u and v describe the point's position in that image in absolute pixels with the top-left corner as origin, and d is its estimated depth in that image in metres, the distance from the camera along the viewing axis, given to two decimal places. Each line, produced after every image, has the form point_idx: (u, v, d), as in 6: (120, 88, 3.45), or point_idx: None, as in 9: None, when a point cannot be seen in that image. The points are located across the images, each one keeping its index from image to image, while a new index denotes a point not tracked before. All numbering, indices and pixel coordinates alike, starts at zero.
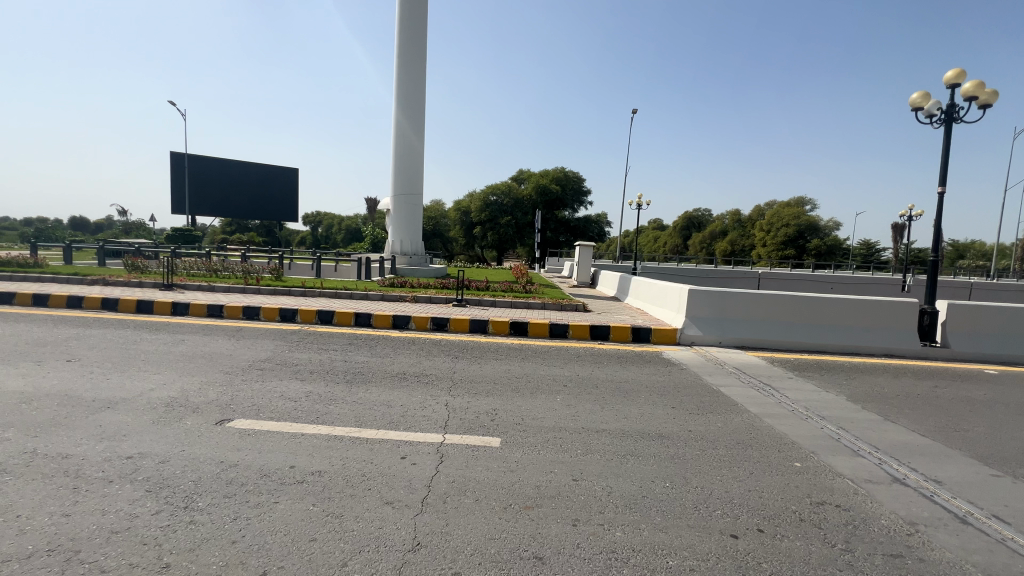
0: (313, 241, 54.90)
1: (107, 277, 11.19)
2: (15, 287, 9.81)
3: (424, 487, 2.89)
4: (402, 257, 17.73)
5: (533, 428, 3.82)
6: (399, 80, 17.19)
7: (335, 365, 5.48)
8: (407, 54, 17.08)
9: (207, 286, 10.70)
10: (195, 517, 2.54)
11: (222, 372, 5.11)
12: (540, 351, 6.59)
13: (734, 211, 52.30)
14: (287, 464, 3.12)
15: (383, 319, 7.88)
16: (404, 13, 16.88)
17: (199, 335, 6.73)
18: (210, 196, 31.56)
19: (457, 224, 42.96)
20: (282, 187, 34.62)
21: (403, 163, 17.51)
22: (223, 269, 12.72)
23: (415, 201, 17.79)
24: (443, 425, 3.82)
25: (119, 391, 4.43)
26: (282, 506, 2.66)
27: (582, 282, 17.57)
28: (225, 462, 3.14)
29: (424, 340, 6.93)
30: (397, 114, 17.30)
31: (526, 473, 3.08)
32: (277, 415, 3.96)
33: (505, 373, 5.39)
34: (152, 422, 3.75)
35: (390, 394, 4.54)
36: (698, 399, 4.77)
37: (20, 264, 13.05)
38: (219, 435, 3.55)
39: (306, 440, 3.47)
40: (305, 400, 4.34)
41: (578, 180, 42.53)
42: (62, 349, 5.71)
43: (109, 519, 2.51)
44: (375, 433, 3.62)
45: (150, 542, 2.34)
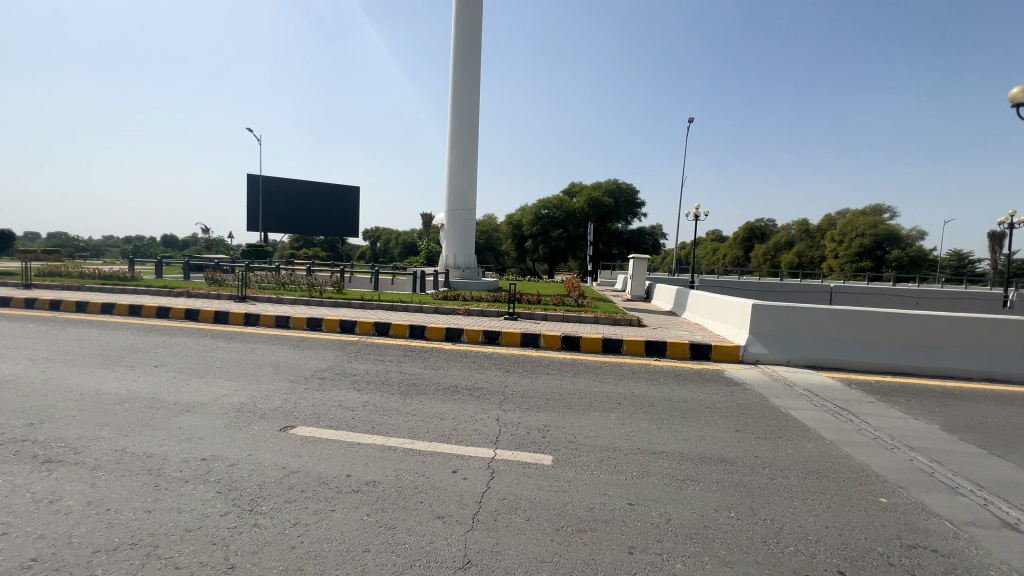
0: (372, 256, 57.46)
1: (190, 289, 12.22)
2: (115, 298, 10.94)
3: (475, 503, 2.86)
4: (455, 271, 18.07)
5: (585, 446, 3.72)
6: (454, 100, 17.71)
7: (390, 376, 5.62)
8: (461, 76, 17.60)
9: (276, 298, 11.41)
10: (259, 521, 2.65)
11: (287, 380, 5.38)
12: (592, 366, 6.44)
13: (801, 222, 49.28)
14: (344, 473, 3.20)
15: (436, 331, 8.03)
16: (459, 36, 17.45)
17: (268, 344, 7.16)
18: (282, 215, 33.96)
19: (509, 237, 43.44)
20: (346, 204, 36.52)
21: (457, 180, 17.95)
22: (290, 282, 13.55)
23: (468, 216, 18.15)
24: (495, 440, 3.79)
25: (195, 396, 4.77)
26: (338, 514, 2.72)
27: (636, 296, 17.10)
28: (287, 468, 3.28)
29: (477, 353, 6.97)
30: (452, 132, 17.82)
31: (579, 493, 2.98)
32: (336, 424, 4.09)
33: (557, 388, 5.30)
34: (224, 426, 4.00)
35: (443, 407, 4.57)
36: (764, 423, 4.44)
37: (120, 278, 14.56)
38: (281, 441, 3.72)
39: (362, 449, 3.57)
40: (362, 410, 4.47)
41: (631, 192, 41.73)
42: (151, 355, 6.26)
43: (184, 517, 2.68)
44: (427, 446, 3.66)
45: (218, 542, 2.47)
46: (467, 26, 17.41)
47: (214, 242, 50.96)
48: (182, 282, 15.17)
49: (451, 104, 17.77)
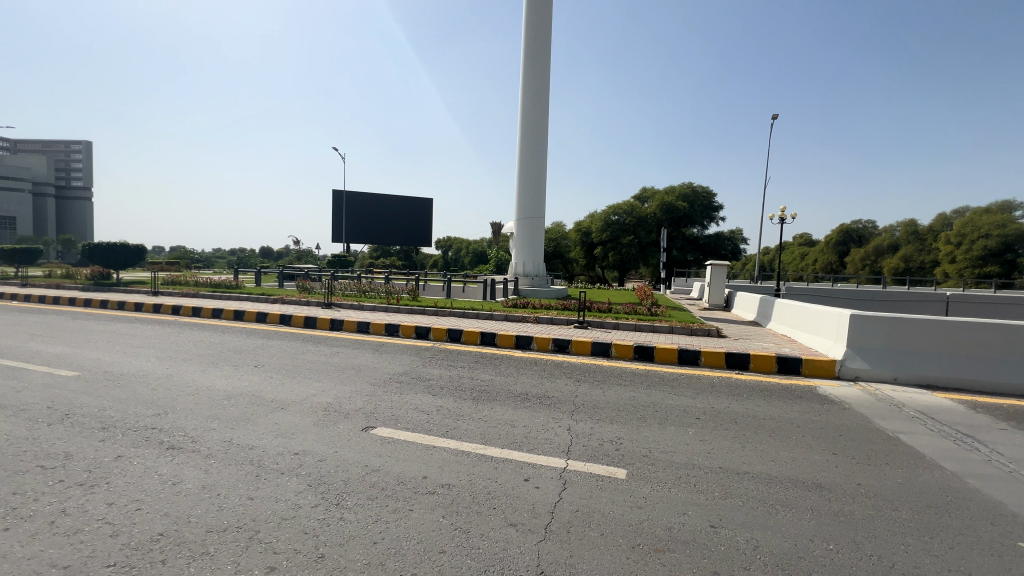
0: (443, 264, 59.54)
1: (285, 297, 13.40)
2: (224, 304, 12.27)
3: (547, 513, 2.85)
4: (524, 279, 18.21)
5: (662, 462, 3.57)
6: (524, 111, 17.96)
7: (463, 382, 5.75)
8: (531, 88, 17.84)
9: (358, 305, 12.19)
10: (345, 515, 2.82)
11: (368, 383, 5.70)
12: (667, 378, 6.17)
13: (908, 223, 44.14)
14: (420, 474, 3.32)
15: (506, 339, 8.13)
16: (529, 49, 17.72)
17: (351, 348, 7.64)
18: (362, 228, 36.31)
19: (577, 245, 43.03)
20: (420, 216, 38.20)
21: (526, 189, 18.14)
22: (370, 290, 14.43)
23: (537, 224, 18.26)
24: (566, 450, 3.75)
25: (288, 394, 5.20)
26: (416, 514, 2.83)
27: (714, 305, 16.18)
28: (369, 466, 3.46)
29: (546, 361, 6.96)
30: (522, 142, 18.06)
31: (656, 511, 2.86)
32: (412, 426, 4.26)
33: (630, 400, 5.14)
34: (314, 423, 4.32)
35: (514, 414, 4.60)
36: (868, 447, 3.99)
37: (226, 286, 16.31)
38: (363, 441, 3.94)
39: (437, 452, 3.69)
40: (437, 413, 4.62)
41: (707, 195, 39.79)
42: (252, 356, 6.93)
43: (280, 506, 2.92)
44: (499, 452, 3.69)
45: (310, 531, 2.66)
46: (536, 39, 17.65)
47: (302, 253, 55.38)
48: (277, 290, 16.66)
49: (520, 115, 18.03)
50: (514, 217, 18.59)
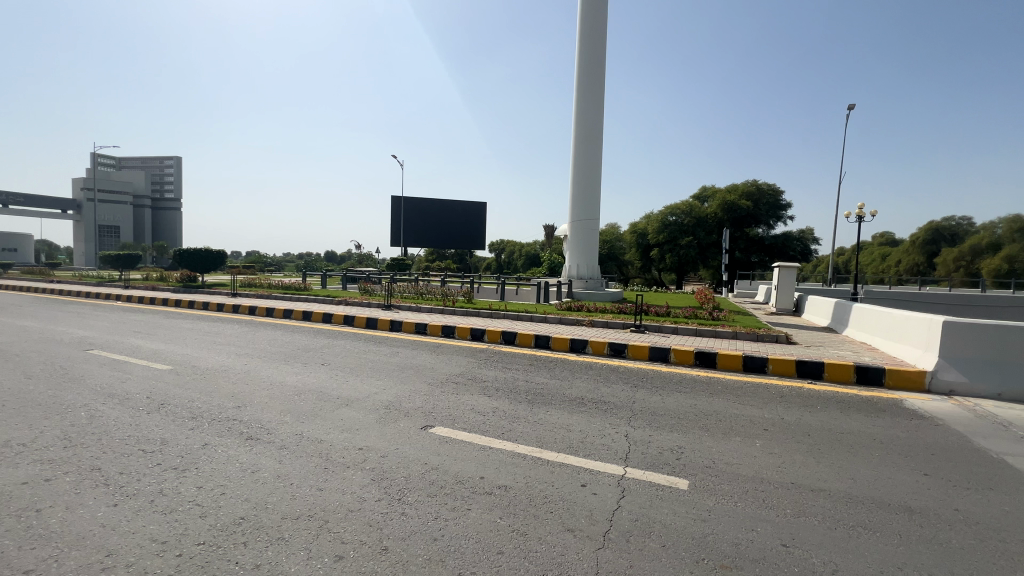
0: (496, 267, 60.21)
1: (348, 298, 14.10)
2: (295, 306, 13.10)
3: (606, 520, 2.79)
4: (579, 281, 18.04)
5: (727, 474, 3.40)
6: (579, 113, 17.82)
7: (517, 385, 5.78)
8: (586, 89, 17.65)
9: (416, 307, 12.59)
10: (406, 511, 2.91)
11: (426, 383, 5.87)
12: (731, 386, 5.88)
13: (1013, 220, 39.35)
14: (478, 475, 3.37)
15: (561, 342, 8.08)
16: (584, 50, 17.54)
17: (409, 349, 7.91)
18: (419, 232, 37.55)
19: (633, 247, 42.03)
20: (475, 220, 38.81)
21: (581, 190, 17.97)
22: (427, 292, 14.87)
23: (592, 226, 18.03)
24: (624, 457, 3.67)
25: (352, 392, 5.46)
26: (474, 513, 2.87)
27: (783, 309, 15.22)
28: (428, 464, 3.56)
29: (602, 366, 6.84)
30: (577, 143, 17.92)
31: (721, 525, 2.73)
32: (469, 427, 4.34)
33: (691, 408, 4.95)
34: (377, 421, 4.51)
35: (569, 419, 4.56)
36: (967, 470, 3.58)
37: (297, 288, 17.42)
38: (423, 439, 4.06)
39: (494, 454, 3.72)
40: (493, 415, 4.67)
41: (774, 193, 37.61)
42: (319, 354, 7.35)
43: (346, 498, 3.07)
44: (555, 456, 3.68)
45: (374, 524, 2.77)
46: (591, 40, 17.46)
47: (363, 257, 57.94)
48: (342, 292, 17.57)
49: (575, 117, 17.89)
50: (568, 219, 18.47)
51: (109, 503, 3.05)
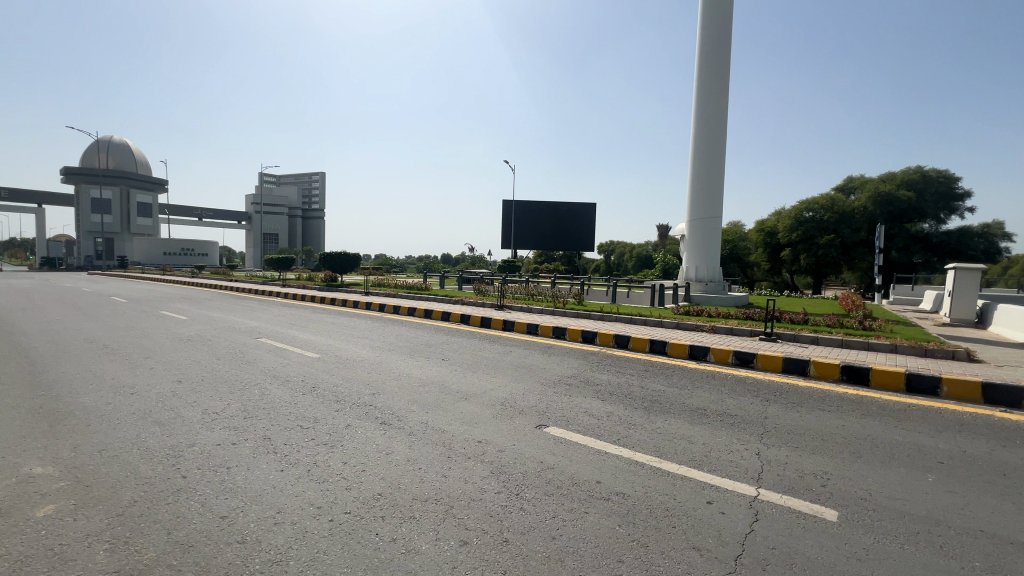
0: (605, 269, 59.01)
1: (464, 298, 14.92)
2: (417, 304, 14.22)
3: (737, 544, 2.57)
4: (696, 284, 16.90)
5: (890, 511, 2.91)
6: (698, 106, 16.71)
7: (633, 390, 5.58)
8: (707, 79, 16.44)
9: (527, 308, 12.87)
10: (524, 506, 2.99)
11: (539, 382, 5.96)
12: (890, 408, 5.04)
13: None
14: (594, 479, 3.33)
15: (678, 348, 7.65)
16: (705, 38, 16.36)
17: (521, 348, 8.11)
18: (530, 235, 38.31)
19: (759, 247, 37.95)
20: (585, 220, 38.26)
21: (701, 186, 16.79)
22: (537, 293, 15.12)
23: (712, 224, 16.79)
24: (757, 477, 3.35)
25: (470, 387, 5.75)
26: (591, 517, 2.84)
27: (959, 320, 12.66)
28: (544, 463, 3.61)
29: (726, 376, 6.32)
30: (696, 136, 16.79)
31: (884, 570, 2.35)
32: (584, 429, 4.31)
33: (838, 429, 4.34)
34: (494, 416, 4.70)
35: (691, 430, 4.29)
36: None
37: (418, 288, 18.88)
38: (538, 437, 4.13)
39: (609, 459, 3.65)
40: (608, 419, 4.58)
41: (944, 182, 31.71)
42: (440, 350, 7.88)
43: (468, 487, 3.24)
44: (677, 468, 3.48)
45: (494, 515, 2.88)
46: (714, 26, 16.24)
47: (476, 259, 60.87)
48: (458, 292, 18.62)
49: (695, 109, 16.79)
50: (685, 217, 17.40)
51: (278, 468, 3.59)
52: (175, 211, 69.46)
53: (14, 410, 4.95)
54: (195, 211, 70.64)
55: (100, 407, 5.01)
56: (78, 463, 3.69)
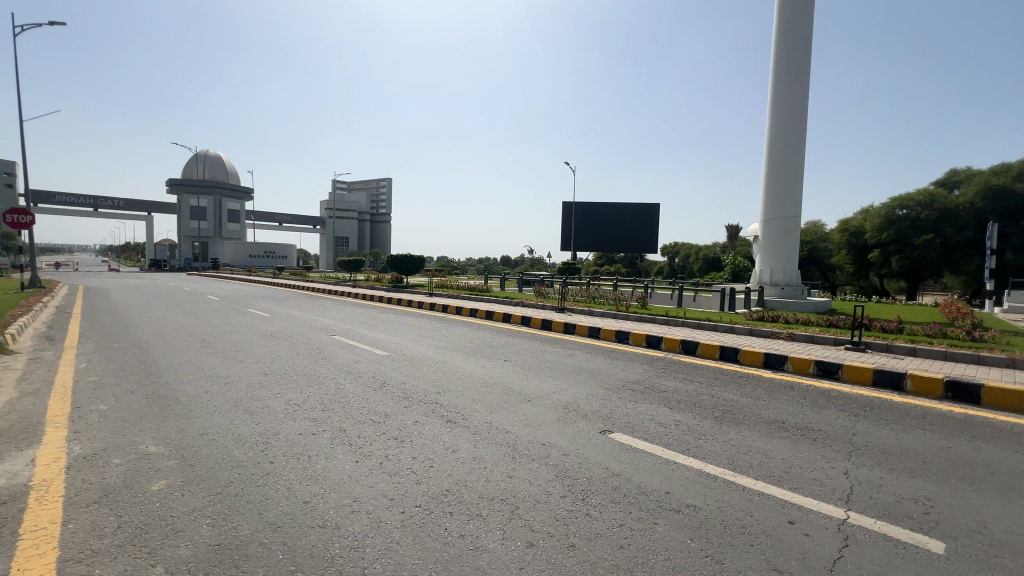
0: (669, 272, 56.92)
1: (525, 300, 15.01)
2: (479, 306, 14.49)
3: (824, 569, 2.38)
4: (771, 288, 15.88)
5: (1011, 547, 2.57)
6: (773, 99, 15.73)
7: (702, 399, 5.35)
8: (783, 71, 15.43)
9: (588, 311, 12.73)
10: (590, 512, 2.95)
11: (602, 387, 5.87)
12: (1009, 431, 4.44)
13: None
14: (663, 489, 3.23)
15: (751, 356, 7.22)
16: (781, 27, 15.37)
17: (584, 352, 8.03)
18: (590, 237, 37.86)
19: (842, 248, 34.96)
20: (647, 222, 37.23)
21: (776, 184, 15.75)
22: (599, 296, 14.91)
23: (790, 224, 15.71)
24: (846, 499, 3.08)
25: (533, 389, 5.77)
26: (661, 528, 2.75)
27: None
28: (610, 469, 3.55)
29: (806, 387, 5.88)
30: (771, 131, 15.78)
31: None
32: (650, 437, 4.19)
33: (941, 451, 3.90)
34: (557, 419, 4.69)
35: (768, 443, 4.03)
36: None
37: (480, 290, 19.24)
38: (603, 443, 4.07)
39: (679, 469, 3.52)
40: (675, 428, 4.42)
41: None
42: (502, 351, 7.98)
43: (533, 489, 3.25)
44: (753, 483, 3.29)
45: (561, 519, 2.87)
46: (792, 13, 15.19)
47: (536, 261, 61.08)
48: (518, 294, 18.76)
49: (771, 102, 15.80)
50: (759, 217, 16.41)
51: (353, 459, 3.80)
52: (260, 217, 75.67)
53: (132, 394, 5.62)
54: (276, 217, 76.53)
55: (200, 395, 5.57)
56: (183, 444, 4.12)
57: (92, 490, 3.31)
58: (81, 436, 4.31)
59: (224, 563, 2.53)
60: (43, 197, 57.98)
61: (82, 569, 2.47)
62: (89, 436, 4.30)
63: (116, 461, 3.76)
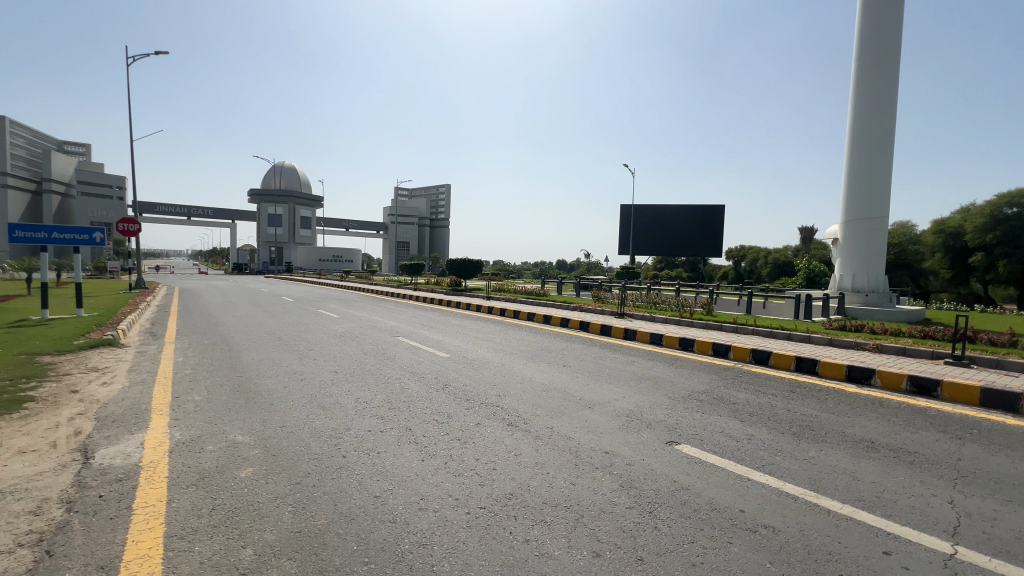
0: (734, 276, 54.03)
1: (583, 305, 14.85)
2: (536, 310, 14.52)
3: None
4: (853, 295, 14.66)
5: None
6: (855, 91, 14.58)
7: (777, 412, 5.02)
8: (868, 59, 14.24)
9: (650, 317, 12.36)
10: (659, 525, 2.85)
11: (666, 396, 5.67)
12: None
13: None
14: (737, 506, 3.06)
15: (832, 368, 6.69)
16: (865, 12, 14.23)
17: (646, 359, 7.80)
18: (649, 242, 36.87)
19: (937, 251, 31.62)
20: (710, 226, 35.47)
21: (860, 182, 14.54)
22: (660, 301, 14.45)
23: (876, 226, 14.44)
24: (952, 532, 2.76)
25: (594, 395, 5.69)
26: (737, 549, 2.61)
27: None
28: (678, 482, 3.41)
29: (899, 405, 5.35)
30: (854, 126, 14.60)
31: None
32: (720, 450, 3.99)
33: None
34: (620, 427, 4.58)
35: (855, 464, 3.71)
36: None
37: (537, 294, 19.27)
38: (669, 454, 3.93)
39: (754, 486, 3.32)
40: (748, 442, 4.18)
41: None
42: (560, 356, 7.93)
43: (598, 498, 3.19)
44: (840, 507, 3.03)
45: (627, 531, 2.79)
46: None
47: (593, 265, 60.33)
48: (575, 298, 18.59)
49: (853, 94, 14.62)
50: (840, 218, 15.20)
51: (420, 458, 3.92)
52: (329, 223, 80.37)
53: (222, 387, 6.15)
54: (343, 223, 80.94)
55: (280, 390, 5.99)
56: (266, 435, 4.44)
57: (191, 473, 3.64)
58: (179, 423, 4.76)
59: (305, 550, 2.69)
60: (146, 208, 64.93)
61: (184, 545, 2.72)
62: (187, 424, 4.74)
63: (211, 448, 4.12)
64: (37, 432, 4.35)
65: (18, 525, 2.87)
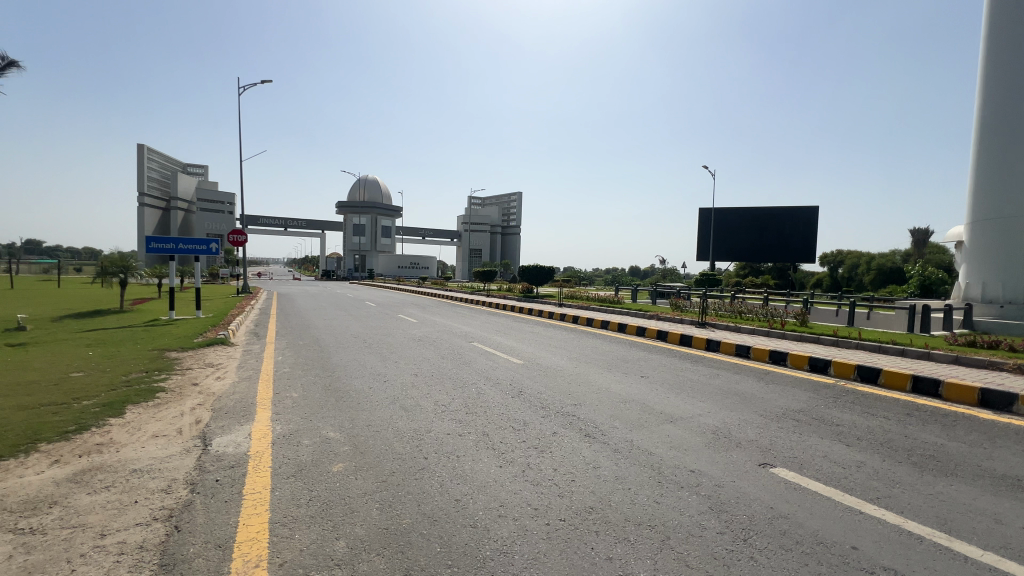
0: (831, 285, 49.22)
1: (660, 313, 14.27)
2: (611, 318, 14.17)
3: None
4: (984, 307, 12.74)
5: None
6: (986, 75, 12.76)
7: (891, 438, 4.44)
8: (1002, 37, 12.42)
9: (735, 327, 11.58)
10: (756, 556, 2.62)
11: (757, 413, 5.26)
12: None
13: None
14: (848, 542, 2.74)
15: (960, 391, 5.82)
16: None
17: (731, 372, 7.30)
18: (732, 250, 35.03)
19: None
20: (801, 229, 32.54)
21: (992, 178, 12.65)
22: (746, 311, 13.50)
23: (1014, 227, 12.47)
24: None
25: (675, 409, 5.41)
26: None
27: None
28: (776, 510, 3.12)
29: None
30: (984, 115, 12.77)
31: None
32: (824, 477, 3.60)
33: None
34: (706, 444, 4.31)
35: (998, 505, 3.17)
36: None
37: (611, 301, 18.85)
38: (763, 478, 3.62)
39: (869, 521, 2.95)
40: (858, 470, 3.73)
41: None
42: (637, 366, 7.65)
43: (685, 520, 3.01)
44: (982, 555, 2.60)
45: (719, 559, 2.60)
46: None
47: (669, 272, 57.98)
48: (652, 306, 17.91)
49: (983, 78, 12.80)
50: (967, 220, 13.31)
51: (497, 464, 3.95)
52: (408, 233, 84.61)
53: (315, 385, 6.63)
54: (421, 232, 84.85)
55: (366, 390, 6.34)
56: (354, 433, 4.71)
57: (290, 465, 3.95)
58: (280, 417, 5.20)
59: (392, 546, 2.80)
60: (252, 221, 72.47)
61: (286, 532, 2.95)
62: (287, 418, 5.17)
63: (307, 443, 4.44)
64: (167, 419, 4.96)
65: (153, 500, 3.27)
